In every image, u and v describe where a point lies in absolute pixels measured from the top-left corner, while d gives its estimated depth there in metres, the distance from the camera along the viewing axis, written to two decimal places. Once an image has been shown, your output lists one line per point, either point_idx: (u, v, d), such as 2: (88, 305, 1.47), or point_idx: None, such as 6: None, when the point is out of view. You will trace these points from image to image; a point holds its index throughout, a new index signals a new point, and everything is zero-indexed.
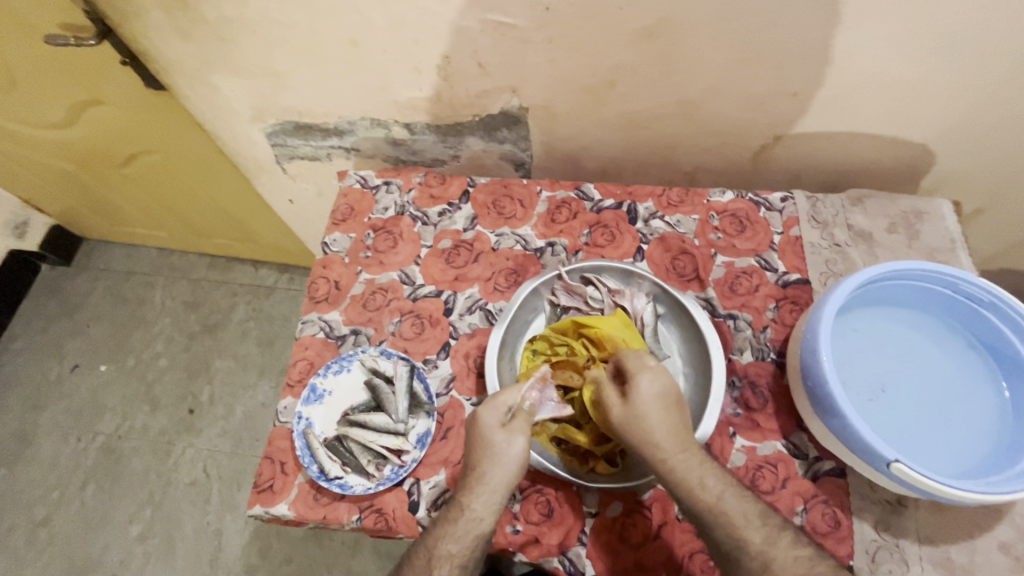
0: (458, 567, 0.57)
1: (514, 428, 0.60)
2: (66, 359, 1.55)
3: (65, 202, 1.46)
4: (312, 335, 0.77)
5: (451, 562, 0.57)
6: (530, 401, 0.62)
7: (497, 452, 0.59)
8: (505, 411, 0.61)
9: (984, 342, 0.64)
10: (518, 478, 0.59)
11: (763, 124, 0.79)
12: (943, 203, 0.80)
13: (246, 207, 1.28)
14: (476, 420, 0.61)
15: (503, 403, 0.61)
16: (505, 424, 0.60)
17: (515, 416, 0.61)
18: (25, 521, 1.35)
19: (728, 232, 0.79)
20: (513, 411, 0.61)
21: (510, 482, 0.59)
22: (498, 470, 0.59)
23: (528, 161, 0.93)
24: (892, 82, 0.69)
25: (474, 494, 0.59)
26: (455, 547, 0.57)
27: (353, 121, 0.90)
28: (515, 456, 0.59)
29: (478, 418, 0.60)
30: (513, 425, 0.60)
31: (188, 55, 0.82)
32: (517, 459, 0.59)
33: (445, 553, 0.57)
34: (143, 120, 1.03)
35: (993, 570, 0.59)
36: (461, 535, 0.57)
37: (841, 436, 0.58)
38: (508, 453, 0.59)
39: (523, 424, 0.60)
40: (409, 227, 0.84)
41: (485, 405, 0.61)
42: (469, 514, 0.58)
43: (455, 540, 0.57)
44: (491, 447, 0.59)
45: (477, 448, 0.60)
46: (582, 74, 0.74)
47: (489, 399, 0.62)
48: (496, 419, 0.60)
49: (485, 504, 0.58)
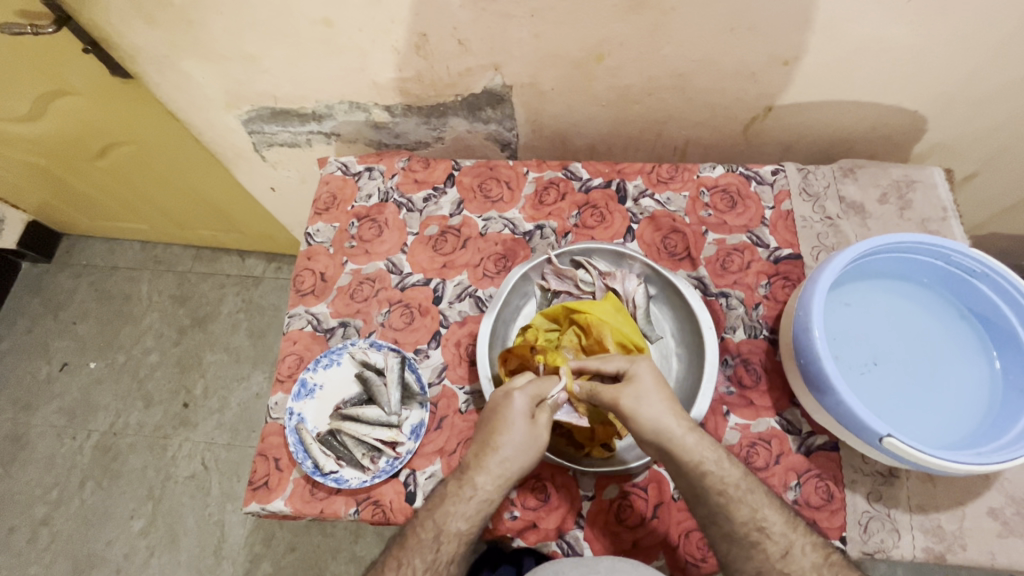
0: (464, 543, 0.59)
1: (540, 421, 0.59)
2: (54, 358, 1.53)
3: (40, 198, 1.41)
4: (300, 329, 0.76)
5: (459, 539, 0.59)
6: (558, 399, 0.61)
7: (520, 437, 0.59)
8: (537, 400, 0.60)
9: (975, 312, 0.64)
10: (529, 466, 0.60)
11: (754, 95, 0.76)
12: (935, 170, 0.79)
13: (227, 196, 1.24)
14: (506, 402, 0.60)
15: (536, 393, 0.60)
16: (533, 414, 0.60)
17: (542, 408, 0.60)
18: (25, 521, 1.35)
19: (719, 208, 0.78)
20: (543, 402, 0.61)
21: (522, 470, 0.59)
22: (518, 455, 0.59)
23: (515, 140, 0.91)
24: (888, 47, 0.67)
25: (487, 475, 0.59)
26: (464, 525, 0.59)
27: (332, 105, 0.87)
28: (535, 446, 0.59)
29: (512, 403, 0.59)
30: (541, 417, 0.60)
31: (154, 40, 0.78)
32: (535, 448, 0.59)
33: (453, 530, 0.58)
34: (113, 111, 0.99)
35: (982, 534, 0.60)
36: (471, 513, 0.59)
37: (834, 411, 0.58)
38: (530, 441, 0.59)
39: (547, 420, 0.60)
40: (394, 214, 0.82)
41: (522, 390, 0.59)
42: (479, 495, 0.59)
43: (465, 518, 0.59)
44: (516, 433, 0.59)
45: (496, 428, 0.59)
46: (568, 48, 0.71)
47: (524, 384, 0.61)
48: (525, 408, 0.59)
49: (495, 485, 0.59)
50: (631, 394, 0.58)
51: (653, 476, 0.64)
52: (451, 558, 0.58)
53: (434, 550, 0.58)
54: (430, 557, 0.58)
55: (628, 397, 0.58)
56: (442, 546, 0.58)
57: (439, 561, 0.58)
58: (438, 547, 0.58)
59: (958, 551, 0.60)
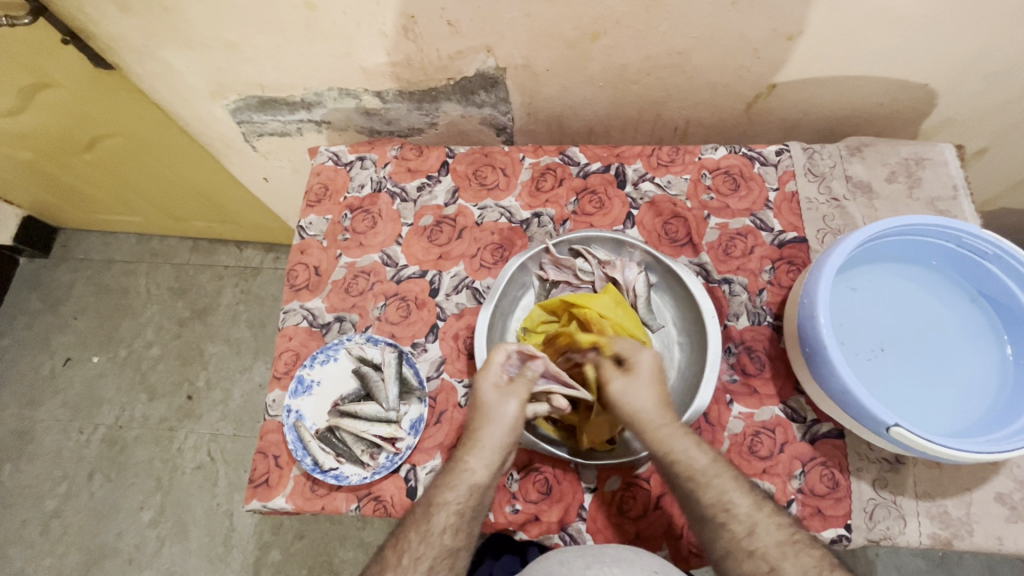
0: (455, 513, 0.58)
1: (509, 392, 0.61)
2: (56, 353, 1.53)
3: (33, 194, 1.39)
4: (295, 325, 0.75)
5: (447, 510, 0.58)
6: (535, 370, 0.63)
7: (489, 411, 0.61)
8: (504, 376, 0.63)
9: (986, 295, 0.63)
10: (511, 439, 0.60)
11: (758, 72, 0.73)
12: (946, 147, 0.76)
13: (220, 187, 1.22)
14: (473, 383, 0.63)
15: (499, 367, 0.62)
16: (501, 387, 0.62)
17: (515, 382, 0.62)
18: (37, 514, 1.37)
19: (721, 191, 0.76)
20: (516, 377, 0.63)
21: (503, 443, 0.60)
22: (493, 430, 0.60)
23: (510, 125, 0.88)
24: (898, 20, 0.64)
25: (468, 450, 0.60)
26: (451, 495, 0.58)
27: (319, 92, 0.84)
28: (507, 417, 0.60)
29: (475, 381, 0.62)
30: (509, 390, 0.62)
31: (133, 30, 0.75)
32: (511, 419, 0.60)
33: (441, 501, 0.58)
34: (96, 102, 0.96)
35: (990, 520, 0.59)
36: (456, 484, 0.59)
37: (840, 400, 0.57)
38: (501, 412, 0.61)
39: (518, 390, 0.62)
40: (388, 205, 0.80)
41: (482, 369, 0.62)
42: (463, 467, 0.60)
43: (451, 489, 0.59)
44: (484, 406, 0.61)
45: (473, 409, 0.62)
46: (563, 28, 0.68)
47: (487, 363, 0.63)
48: (492, 383, 0.62)
49: (478, 458, 0.59)
50: (624, 381, 0.61)
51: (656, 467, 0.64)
52: (444, 529, 0.57)
53: (426, 521, 0.57)
54: (422, 528, 0.57)
55: (617, 383, 0.61)
56: (433, 518, 0.57)
57: (432, 532, 0.57)
58: (430, 518, 0.58)
59: (965, 537, 0.59)
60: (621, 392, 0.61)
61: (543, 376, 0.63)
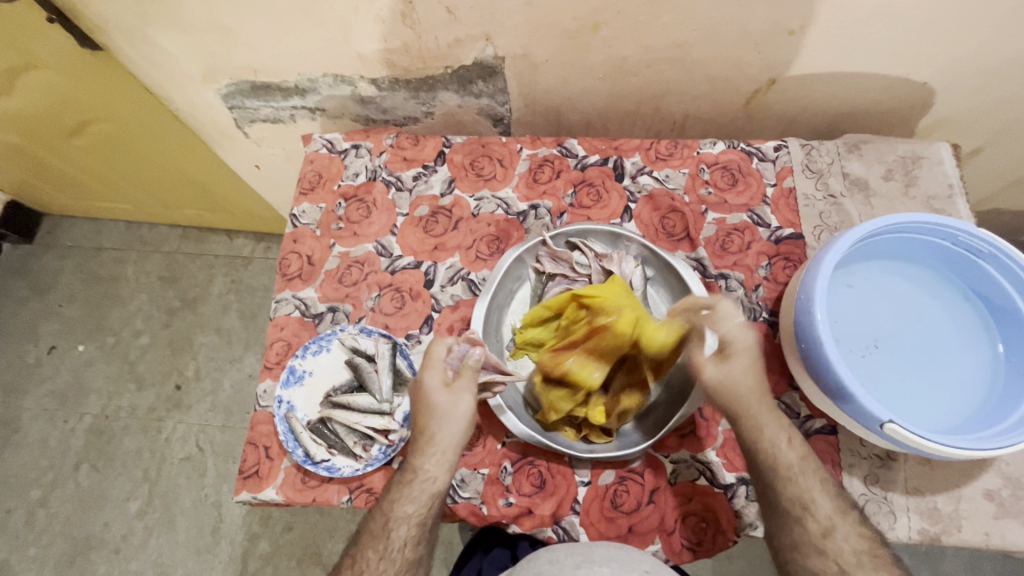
0: (416, 525, 0.58)
1: (458, 387, 0.60)
2: (41, 341, 1.50)
3: (17, 178, 1.36)
4: (287, 315, 0.73)
5: (409, 523, 0.58)
6: (478, 358, 0.60)
7: (442, 412, 0.59)
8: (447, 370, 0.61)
9: (980, 293, 0.63)
10: (465, 435, 0.60)
11: (757, 68, 0.73)
12: (942, 146, 0.76)
13: (211, 174, 1.20)
14: (418, 384, 0.61)
15: (441, 362, 0.61)
16: (449, 384, 0.60)
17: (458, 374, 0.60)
18: (22, 504, 1.35)
19: (719, 186, 0.75)
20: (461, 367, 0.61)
21: (460, 440, 0.59)
22: (449, 430, 0.59)
23: (508, 116, 0.87)
24: (898, 17, 0.64)
25: (426, 456, 0.59)
26: (411, 507, 0.58)
27: (314, 79, 0.83)
28: (462, 414, 0.59)
29: (421, 382, 0.60)
30: (457, 385, 0.60)
31: (122, 9, 0.73)
32: (464, 417, 0.59)
33: (401, 514, 0.58)
34: (83, 85, 0.93)
35: (978, 516, 0.60)
36: (416, 495, 0.58)
37: (835, 397, 0.57)
38: (453, 411, 0.59)
39: (467, 383, 0.60)
40: (383, 194, 0.79)
41: (426, 368, 0.60)
42: (421, 475, 0.59)
43: (410, 501, 0.58)
44: (436, 409, 0.59)
45: (422, 412, 0.60)
46: (563, 17, 0.67)
47: (430, 361, 0.61)
48: (439, 381, 0.60)
49: (437, 463, 0.59)
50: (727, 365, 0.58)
51: (649, 461, 0.64)
52: (404, 543, 0.58)
53: (384, 538, 0.58)
54: (382, 546, 0.58)
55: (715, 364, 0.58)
56: (393, 533, 0.58)
57: (391, 548, 0.58)
58: (388, 535, 0.58)
59: (953, 532, 0.60)
60: (727, 376, 0.58)
61: (485, 367, 0.62)
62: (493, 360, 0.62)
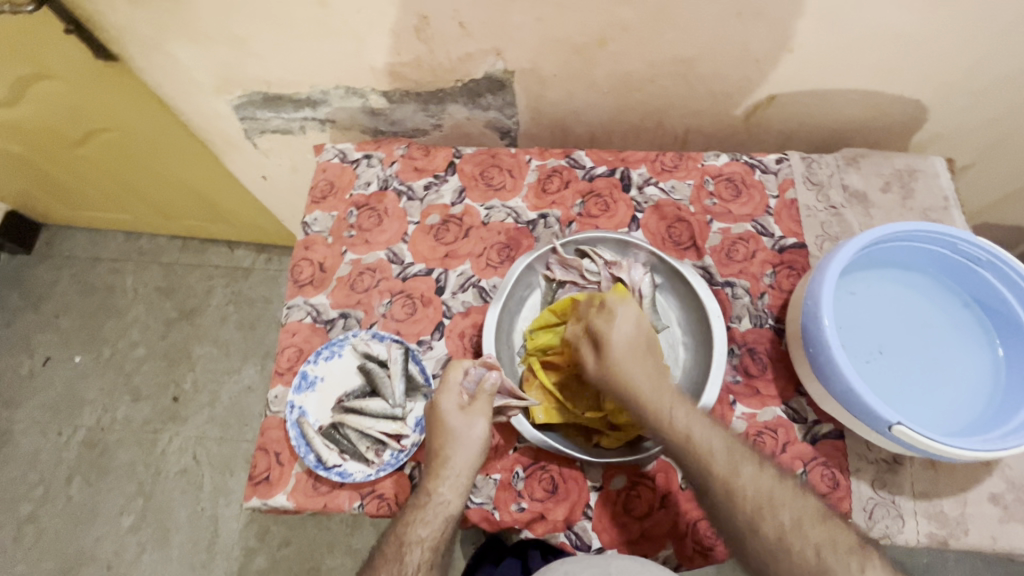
0: (429, 549, 0.58)
1: (473, 411, 0.61)
2: (36, 352, 1.48)
3: (18, 187, 1.36)
4: (298, 321, 0.74)
5: (422, 547, 0.58)
6: (494, 383, 0.62)
7: (457, 435, 0.60)
8: (463, 395, 0.62)
9: (978, 300, 0.65)
10: (480, 458, 0.61)
11: (758, 83, 0.76)
12: (936, 159, 0.79)
13: (215, 184, 1.20)
14: (434, 407, 0.62)
15: (458, 386, 0.62)
16: (464, 408, 0.61)
17: (473, 399, 0.62)
18: (11, 519, 1.32)
19: (723, 197, 0.77)
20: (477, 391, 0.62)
21: (474, 465, 0.60)
22: (464, 454, 0.60)
23: (515, 128, 0.89)
24: (892, 36, 0.66)
25: (440, 479, 0.59)
26: (425, 531, 0.58)
27: (326, 91, 0.84)
28: (476, 437, 0.60)
29: (437, 405, 0.61)
30: (472, 409, 0.61)
31: (139, 21, 0.74)
32: (478, 440, 0.60)
33: (415, 538, 0.58)
34: (93, 95, 0.94)
35: (984, 520, 0.61)
36: (430, 519, 0.58)
37: (843, 400, 0.58)
38: (468, 434, 0.60)
39: (483, 406, 0.61)
40: (394, 203, 0.80)
41: (442, 392, 0.61)
42: (436, 499, 0.59)
43: (424, 525, 0.58)
44: (451, 431, 0.60)
45: (437, 435, 0.61)
46: (572, 33, 0.69)
47: (446, 385, 0.62)
48: (455, 404, 0.61)
49: (451, 487, 0.59)
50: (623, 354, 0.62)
51: (661, 465, 0.64)
52: (417, 569, 0.57)
53: (399, 562, 0.57)
54: (395, 570, 0.57)
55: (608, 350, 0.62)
56: (407, 557, 0.58)
57: (405, 573, 0.57)
58: (403, 559, 0.58)
59: (961, 536, 0.60)
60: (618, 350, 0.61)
61: (499, 391, 0.64)
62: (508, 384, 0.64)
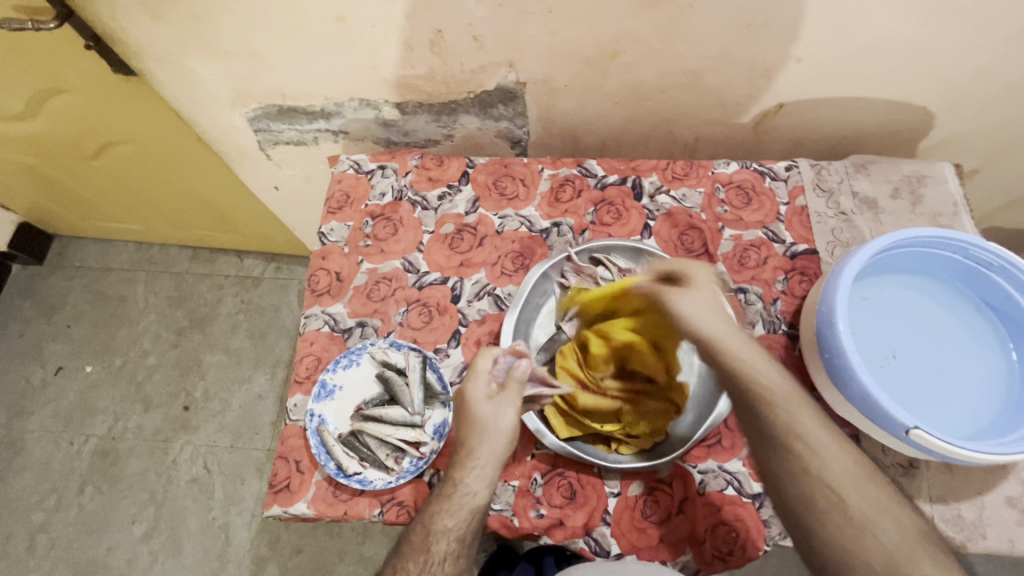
0: (455, 540, 0.58)
1: (502, 400, 0.61)
2: (48, 362, 1.50)
3: (32, 199, 1.37)
4: (316, 330, 0.75)
5: (447, 537, 0.58)
6: (524, 371, 0.62)
7: (484, 425, 0.60)
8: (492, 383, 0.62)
9: (990, 304, 0.66)
10: (508, 449, 0.60)
11: (767, 92, 0.77)
12: (944, 166, 0.80)
13: (227, 195, 1.22)
14: (463, 395, 0.62)
15: (487, 375, 0.62)
16: (493, 396, 0.61)
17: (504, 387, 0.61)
18: (24, 529, 1.33)
19: (734, 204, 0.78)
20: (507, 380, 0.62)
21: (501, 455, 0.60)
22: (491, 444, 0.59)
23: (526, 138, 0.90)
24: (899, 45, 0.68)
25: (467, 469, 0.59)
26: (451, 522, 0.58)
27: (340, 103, 0.86)
28: (504, 427, 0.60)
29: (464, 394, 0.61)
30: (501, 398, 0.61)
31: (159, 37, 0.76)
32: (506, 431, 0.60)
33: (441, 528, 0.58)
34: (110, 108, 0.96)
35: (1002, 524, 0.61)
36: (456, 509, 0.58)
37: (859, 405, 0.58)
38: (496, 424, 0.60)
39: (511, 396, 0.61)
40: (409, 212, 0.81)
41: (470, 380, 0.61)
42: (463, 489, 0.59)
43: (450, 515, 0.58)
44: (479, 421, 0.60)
45: (464, 424, 0.61)
46: (584, 45, 0.71)
47: (474, 373, 0.62)
48: (483, 393, 0.61)
49: (477, 479, 0.59)
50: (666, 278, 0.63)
51: (678, 471, 0.65)
52: (443, 558, 0.58)
53: (425, 551, 0.58)
54: (422, 559, 0.58)
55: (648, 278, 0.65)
56: (433, 547, 0.58)
57: (431, 562, 0.57)
58: (429, 548, 0.58)
59: (978, 540, 0.61)
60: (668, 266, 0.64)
61: (531, 380, 0.64)
62: (538, 373, 0.64)
